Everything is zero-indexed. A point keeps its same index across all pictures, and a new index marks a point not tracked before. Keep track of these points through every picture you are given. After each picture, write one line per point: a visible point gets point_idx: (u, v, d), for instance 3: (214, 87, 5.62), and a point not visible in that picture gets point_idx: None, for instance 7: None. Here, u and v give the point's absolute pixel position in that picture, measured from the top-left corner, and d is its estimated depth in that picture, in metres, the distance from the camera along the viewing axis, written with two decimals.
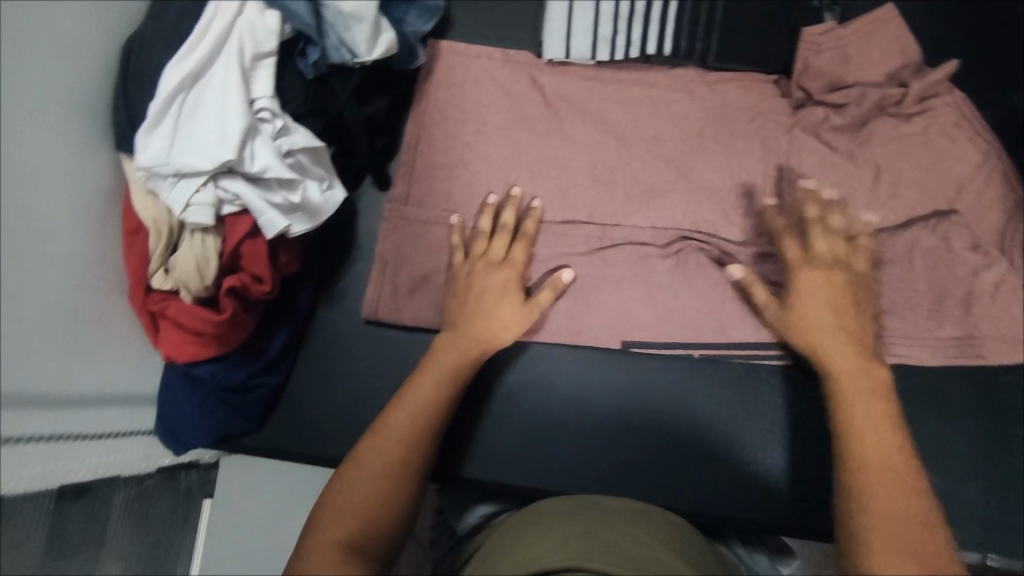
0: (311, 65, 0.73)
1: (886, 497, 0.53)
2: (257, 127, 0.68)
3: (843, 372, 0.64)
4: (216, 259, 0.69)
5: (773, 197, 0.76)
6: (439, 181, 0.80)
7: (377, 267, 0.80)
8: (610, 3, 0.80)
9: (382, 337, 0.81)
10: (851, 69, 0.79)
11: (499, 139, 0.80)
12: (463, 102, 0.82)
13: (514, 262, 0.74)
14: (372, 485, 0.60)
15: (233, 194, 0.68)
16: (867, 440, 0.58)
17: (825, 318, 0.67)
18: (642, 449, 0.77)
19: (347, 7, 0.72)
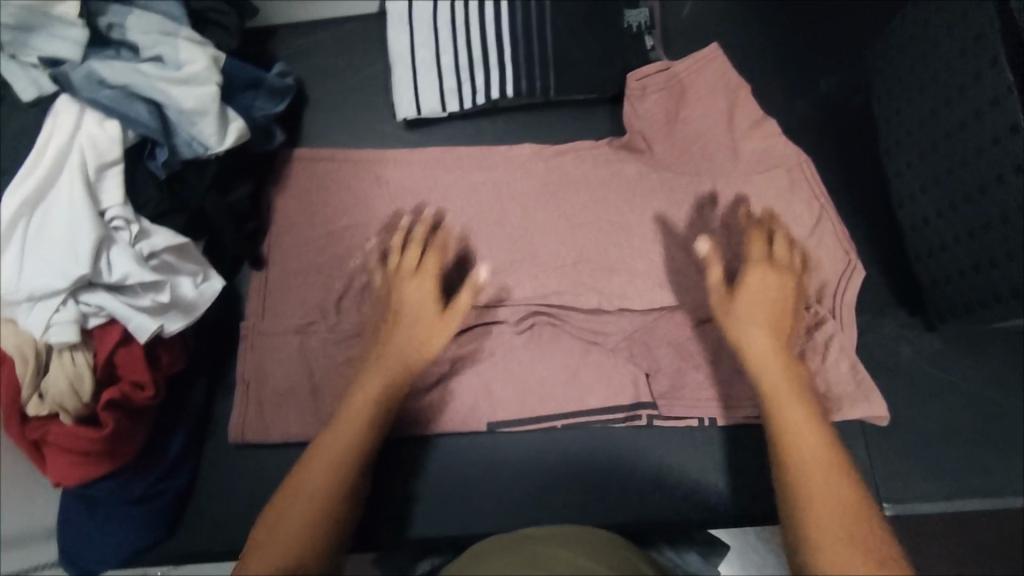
0: (162, 164, 0.73)
1: (820, 482, 0.53)
2: (111, 236, 0.68)
3: (763, 359, 0.63)
4: (91, 374, 0.67)
5: (626, 213, 0.82)
6: (293, 291, 0.84)
7: (241, 389, 0.81)
8: (448, 57, 0.85)
9: (259, 453, 0.81)
10: (682, 96, 0.82)
11: (350, 228, 0.85)
12: (312, 204, 0.86)
13: (426, 286, 0.74)
14: (299, 529, 0.58)
15: (97, 306, 0.67)
16: (794, 420, 0.58)
17: (761, 302, 0.67)
18: (556, 477, 0.79)
19: (188, 104, 0.74)
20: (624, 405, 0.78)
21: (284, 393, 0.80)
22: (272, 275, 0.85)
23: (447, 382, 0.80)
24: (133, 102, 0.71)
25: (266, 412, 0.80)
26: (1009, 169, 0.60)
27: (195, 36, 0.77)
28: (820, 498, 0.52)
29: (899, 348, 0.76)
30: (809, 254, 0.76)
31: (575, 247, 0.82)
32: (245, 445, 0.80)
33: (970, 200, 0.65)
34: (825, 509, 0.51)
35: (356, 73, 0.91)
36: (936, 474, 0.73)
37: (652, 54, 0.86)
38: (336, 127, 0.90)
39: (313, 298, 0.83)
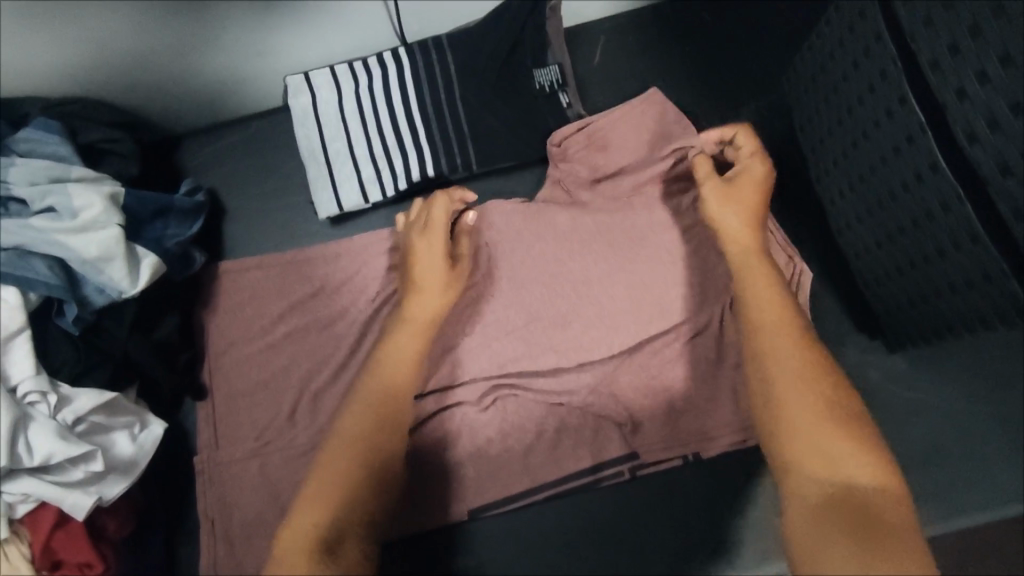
0: (73, 321, 0.68)
1: (789, 359, 0.57)
2: (27, 413, 0.63)
3: (745, 248, 0.66)
4: (29, 566, 0.62)
5: (573, 273, 0.79)
6: (243, 411, 0.79)
7: (206, 528, 0.75)
8: (363, 149, 0.82)
9: None
10: (608, 146, 0.80)
11: (292, 333, 0.81)
12: (245, 319, 0.82)
13: (439, 242, 0.73)
14: (331, 495, 0.58)
15: (22, 492, 0.62)
16: (765, 306, 0.62)
17: (746, 195, 0.68)
18: (552, 559, 0.75)
19: (92, 252, 0.68)
20: (606, 461, 0.76)
21: (246, 526, 0.75)
22: (218, 401, 0.80)
23: (417, 481, 0.76)
24: (30, 261, 0.67)
25: (229, 550, 0.74)
26: (936, 207, 0.59)
27: (88, 174, 0.72)
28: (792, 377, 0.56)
29: (863, 372, 0.75)
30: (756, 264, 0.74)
31: (526, 318, 0.79)
32: None
33: (903, 233, 0.64)
34: (800, 392, 0.55)
35: (271, 173, 0.87)
36: (929, 492, 0.71)
37: (569, 112, 0.83)
38: (260, 234, 0.86)
39: (264, 417, 0.79)
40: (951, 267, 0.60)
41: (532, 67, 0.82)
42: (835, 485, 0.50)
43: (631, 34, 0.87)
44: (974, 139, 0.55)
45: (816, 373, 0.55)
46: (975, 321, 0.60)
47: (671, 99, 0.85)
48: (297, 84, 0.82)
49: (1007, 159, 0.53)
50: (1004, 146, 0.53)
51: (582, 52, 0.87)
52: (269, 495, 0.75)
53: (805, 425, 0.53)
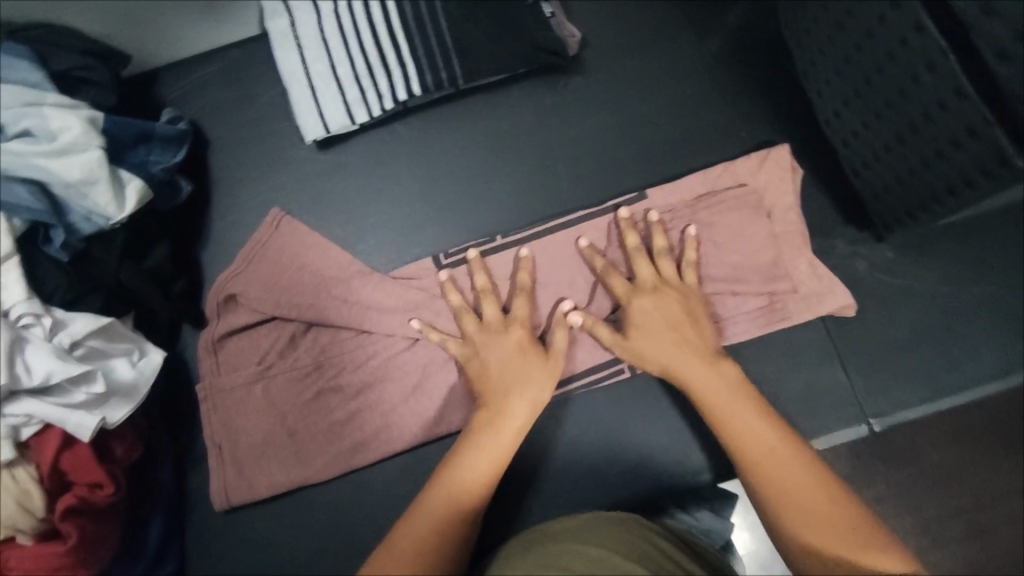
0: (61, 247, 0.68)
1: (799, 486, 0.53)
2: (22, 336, 0.63)
3: (699, 371, 0.63)
4: (38, 488, 0.62)
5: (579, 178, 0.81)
6: (243, 338, 0.77)
7: (214, 452, 0.75)
8: (346, 68, 0.80)
9: (246, 517, 0.75)
10: (587, 69, 0.84)
11: (291, 257, 0.78)
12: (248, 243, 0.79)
13: (518, 339, 0.68)
14: (425, 522, 0.52)
15: (26, 414, 0.62)
16: (752, 436, 0.57)
17: (669, 345, 0.66)
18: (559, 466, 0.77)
19: (74, 176, 0.67)
20: (605, 362, 0.76)
21: (252, 447, 0.74)
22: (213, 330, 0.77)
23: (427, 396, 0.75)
24: (11, 187, 0.65)
25: (240, 471, 0.74)
26: (922, 69, 0.60)
27: (64, 100, 0.69)
28: (803, 500, 0.52)
29: (854, 264, 0.77)
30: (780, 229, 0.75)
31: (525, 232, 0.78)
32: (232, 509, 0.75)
33: (891, 106, 0.65)
34: (814, 520, 0.51)
35: (254, 101, 0.85)
36: (918, 374, 0.74)
37: (552, 22, 0.81)
38: (245, 163, 0.84)
39: (267, 341, 0.77)
40: (938, 130, 0.61)
41: None
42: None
43: None
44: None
45: (821, 493, 0.53)
46: (960, 185, 0.62)
47: (654, 10, 0.85)
48: (274, 5, 0.80)
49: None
50: None
51: None
52: (276, 413, 0.75)
53: (808, 520, 0.51)
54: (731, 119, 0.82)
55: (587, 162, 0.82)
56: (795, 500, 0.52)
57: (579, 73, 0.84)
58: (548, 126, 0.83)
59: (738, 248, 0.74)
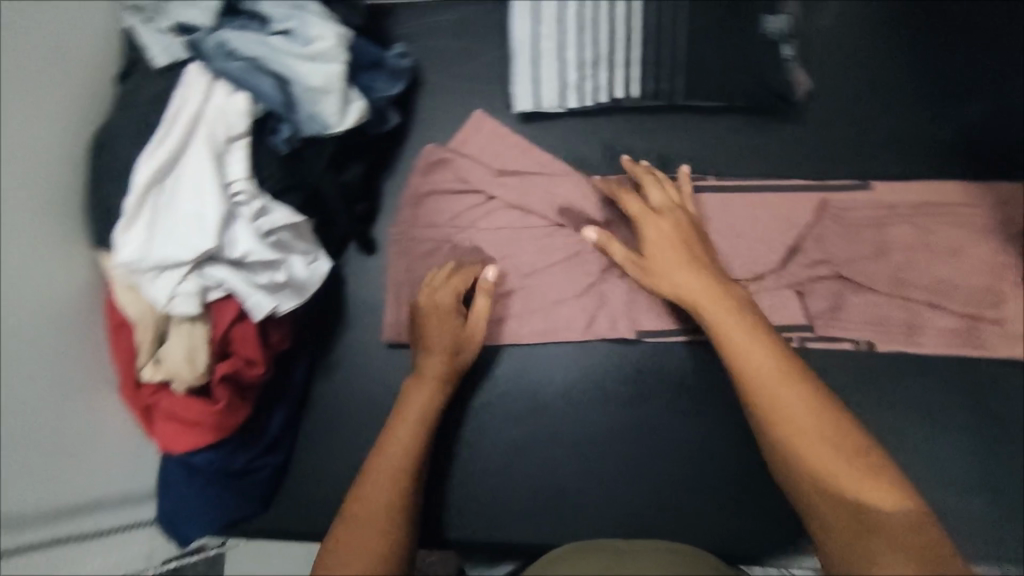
0: (284, 141, 0.73)
1: (798, 410, 0.57)
2: (234, 211, 0.68)
3: (705, 303, 0.67)
4: (206, 347, 0.68)
5: (764, 226, 0.81)
6: (444, 201, 0.84)
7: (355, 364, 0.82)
8: (574, 52, 0.82)
9: (356, 436, 0.80)
10: (805, 119, 0.82)
11: (516, 158, 0.84)
12: (473, 147, 0.85)
13: (444, 306, 0.76)
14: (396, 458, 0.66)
15: (218, 280, 0.67)
16: (765, 371, 0.60)
17: (683, 271, 0.70)
18: (658, 472, 0.80)
19: (315, 82, 0.72)
20: (780, 324, 0.79)
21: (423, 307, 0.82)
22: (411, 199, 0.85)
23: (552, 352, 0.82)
24: (259, 77, 0.71)
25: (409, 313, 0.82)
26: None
27: (321, 12, 0.75)
28: (798, 425, 0.56)
29: (1005, 402, 0.76)
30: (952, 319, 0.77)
31: (740, 181, 0.82)
32: (347, 424, 0.81)
33: None
34: (818, 444, 0.55)
35: (474, 60, 0.88)
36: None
37: (789, 63, 0.80)
38: (450, 113, 0.87)
39: (463, 208, 0.84)
40: None
41: (762, 13, 0.79)
42: (864, 518, 0.50)
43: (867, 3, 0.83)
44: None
45: (819, 418, 0.56)
46: None
47: (894, 82, 0.82)
48: None
49: None
50: None
51: (812, 10, 0.84)
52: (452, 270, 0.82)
53: (807, 444, 0.55)
54: (934, 214, 0.79)
55: (774, 212, 0.81)
56: (801, 427, 0.56)
57: (795, 121, 0.82)
58: (747, 163, 0.82)
59: (934, 271, 0.78)
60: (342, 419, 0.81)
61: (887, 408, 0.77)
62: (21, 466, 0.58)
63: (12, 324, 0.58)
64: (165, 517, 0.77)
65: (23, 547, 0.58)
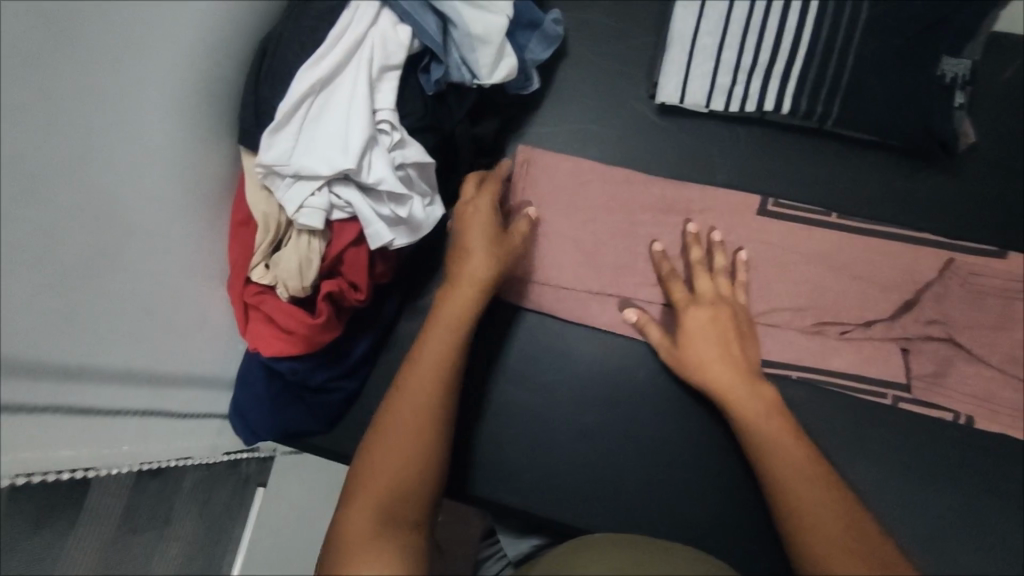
0: (433, 82, 0.74)
1: (811, 492, 0.61)
2: (376, 138, 0.69)
3: (731, 381, 0.69)
4: (318, 261, 0.70)
5: (887, 275, 0.78)
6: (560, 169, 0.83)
7: None
8: (732, 55, 0.80)
9: None
10: (955, 176, 0.79)
11: (644, 152, 0.84)
12: (605, 132, 0.85)
13: (482, 209, 0.73)
14: (427, 400, 0.62)
15: (345, 201, 0.69)
16: (787, 466, 0.63)
17: (707, 348, 0.71)
18: (723, 493, 0.75)
19: (476, 30, 0.72)
20: (882, 378, 0.76)
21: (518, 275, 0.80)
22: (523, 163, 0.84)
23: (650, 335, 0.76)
24: (425, 15, 0.72)
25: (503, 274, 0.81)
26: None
27: None
28: (809, 505, 0.60)
29: None
30: None
31: (864, 223, 0.79)
32: None
33: None
34: (825, 529, 0.58)
35: (624, 41, 0.87)
36: None
37: (957, 112, 0.76)
38: (590, 88, 0.86)
39: (568, 175, 0.83)
40: None
41: (943, 53, 0.75)
42: None
43: None
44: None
45: (825, 496, 0.61)
46: None
47: None
48: None
49: None
50: None
51: (992, 60, 0.79)
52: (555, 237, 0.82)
53: (811, 515, 0.59)
54: None
55: (902, 262, 0.78)
56: (805, 503, 0.60)
57: (947, 172, 0.79)
58: (881, 207, 0.79)
59: None
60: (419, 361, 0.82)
61: (979, 488, 0.73)
62: (146, 335, 0.60)
63: (163, 199, 0.61)
64: (236, 411, 0.78)
65: (133, 411, 0.61)
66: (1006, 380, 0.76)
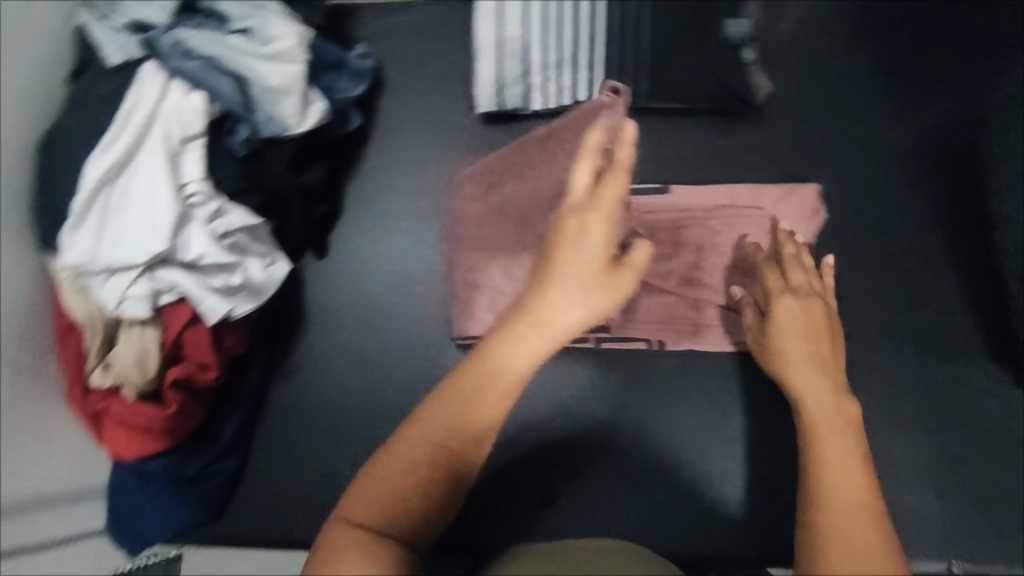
0: (241, 142, 0.72)
1: (847, 487, 0.47)
2: (188, 212, 0.67)
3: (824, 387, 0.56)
4: (157, 351, 0.66)
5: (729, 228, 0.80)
6: (388, 199, 0.86)
7: (314, 369, 0.83)
8: (538, 54, 0.82)
9: (314, 435, 0.81)
10: (768, 123, 0.83)
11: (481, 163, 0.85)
12: (438, 152, 0.87)
13: (593, 244, 0.48)
14: (431, 434, 0.44)
15: (170, 283, 0.66)
16: (840, 461, 0.49)
17: (797, 344, 0.61)
18: (611, 471, 0.80)
19: (274, 82, 0.71)
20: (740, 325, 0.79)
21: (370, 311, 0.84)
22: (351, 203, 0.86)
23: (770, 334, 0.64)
24: (217, 76, 0.69)
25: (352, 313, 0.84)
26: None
27: (284, 11, 0.73)
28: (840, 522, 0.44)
29: (984, 404, 0.75)
30: (923, 321, 0.77)
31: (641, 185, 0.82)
32: (306, 426, 0.81)
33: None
34: (862, 529, 0.44)
35: (438, 61, 0.88)
36: (984, 531, 0.73)
37: (749, 67, 0.81)
38: (416, 115, 0.87)
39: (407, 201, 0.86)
40: None
41: (726, 15, 0.79)
42: None
43: (834, 8, 0.84)
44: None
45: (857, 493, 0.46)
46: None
47: (854, 82, 0.83)
48: None
49: None
50: None
51: (776, 14, 0.84)
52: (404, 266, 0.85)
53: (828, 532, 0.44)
54: (894, 216, 0.80)
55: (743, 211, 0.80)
56: (840, 516, 0.45)
57: (759, 121, 0.83)
58: (710, 165, 0.83)
59: (897, 272, 0.79)
60: (300, 417, 0.82)
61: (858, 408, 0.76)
62: None
63: None
64: (115, 523, 0.75)
65: None
66: (867, 303, 0.78)
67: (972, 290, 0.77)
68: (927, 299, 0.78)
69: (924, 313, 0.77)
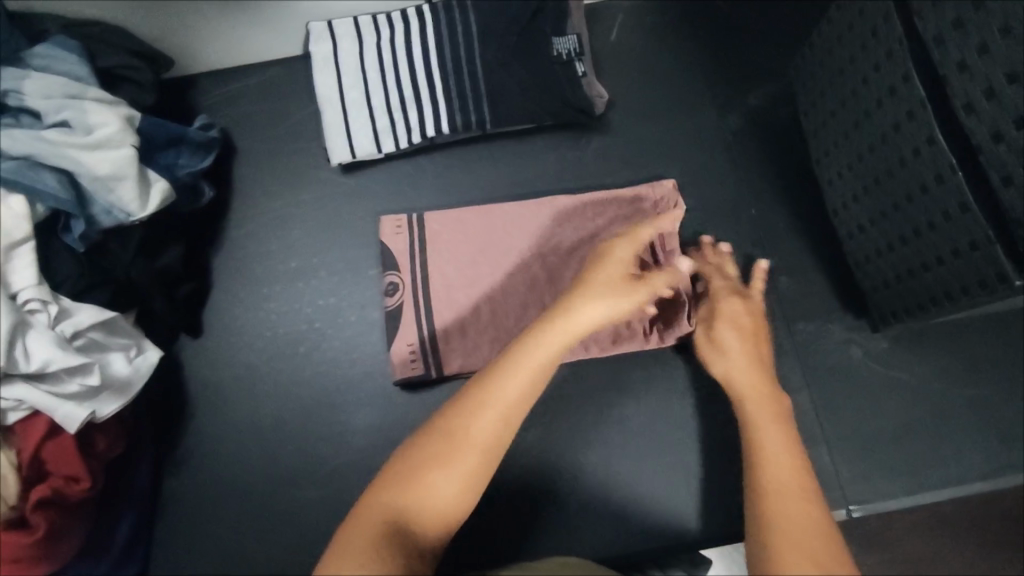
0: (79, 239, 0.66)
1: (782, 469, 0.54)
2: (27, 320, 0.61)
3: (753, 381, 0.65)
4: (13, 474, 0.62)
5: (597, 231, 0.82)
6: (260, 266, 0.85)
7: (208, 452, 0.79)
8: (380, 99, 0.83)
9: (219, 523, 0.78)
10: (613, 130, 0.88)
11: (345, 213, 0.86)
12: (302, 209, 0.86)
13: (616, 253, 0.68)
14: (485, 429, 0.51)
15: (16, 399, 0.61)
16: (769, 441, 0.58)
17: (737, 343, 0.70)
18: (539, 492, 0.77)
19: (102, 171, 0.66)
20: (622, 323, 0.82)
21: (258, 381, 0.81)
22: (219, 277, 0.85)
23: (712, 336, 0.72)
24: (38, 173, 0.63)
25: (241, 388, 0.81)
26: (1009, 124, 0.56)
27: (105, 96, 0.69)
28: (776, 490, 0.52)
29: (847, 352, 0.81)
30: (782, 287, 0.83)
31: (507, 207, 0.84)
32: (208, 514, 0.78)
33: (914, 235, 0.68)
34: (786, 497, 0.51)
35: (287, 121, 0.88)
36: (875, 471, 0.78)
37: (583, 82, 0.85)
38: (272, 176, 0.87)
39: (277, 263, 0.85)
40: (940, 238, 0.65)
41: (551, 35, 0.84)
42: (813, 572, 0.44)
43: (650, 17, 0.91)
44: (922, 11, 0.62)
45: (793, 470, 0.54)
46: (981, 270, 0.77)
47: (683, 80, 0.89)
48: (319, 31, 0.83)
49: (1001, 127, 0.56)
50: (999, 113, 0.56)
51: (600, 29, 0.90)
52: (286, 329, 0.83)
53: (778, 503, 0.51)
54: (743, 194, 0.86)
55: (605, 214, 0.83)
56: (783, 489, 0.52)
57: (603, 129, 0.88)
58: (566, 177, 0.86)
59: (754, 247, 0.84)
60: (201, 506, 0.78)
61: None
62: None
63: None
64: None
65: None
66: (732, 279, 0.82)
67: (815, 251, 0.84)
68: (781, 266, 0.84)
69: (780, 280, 0.83)
